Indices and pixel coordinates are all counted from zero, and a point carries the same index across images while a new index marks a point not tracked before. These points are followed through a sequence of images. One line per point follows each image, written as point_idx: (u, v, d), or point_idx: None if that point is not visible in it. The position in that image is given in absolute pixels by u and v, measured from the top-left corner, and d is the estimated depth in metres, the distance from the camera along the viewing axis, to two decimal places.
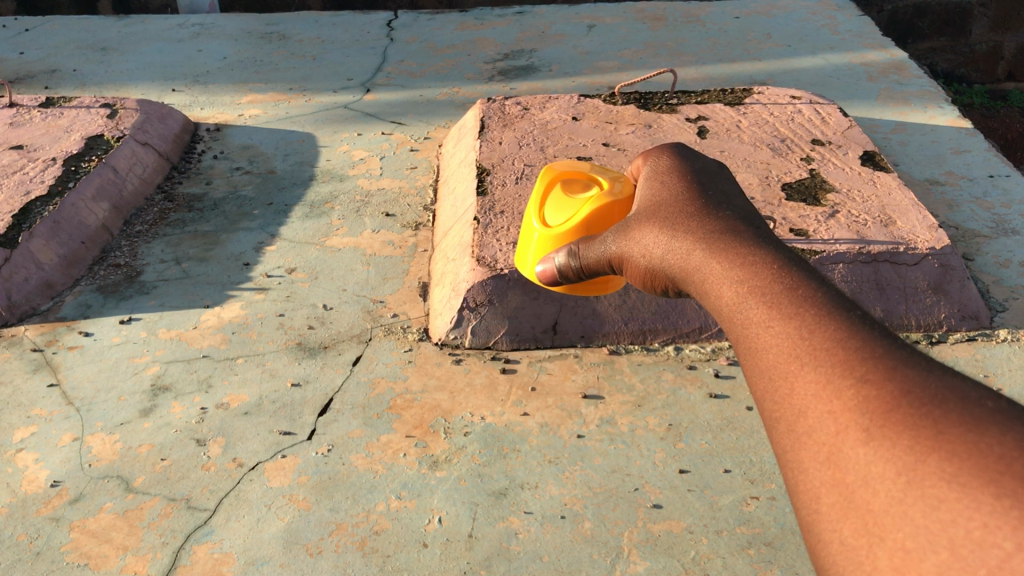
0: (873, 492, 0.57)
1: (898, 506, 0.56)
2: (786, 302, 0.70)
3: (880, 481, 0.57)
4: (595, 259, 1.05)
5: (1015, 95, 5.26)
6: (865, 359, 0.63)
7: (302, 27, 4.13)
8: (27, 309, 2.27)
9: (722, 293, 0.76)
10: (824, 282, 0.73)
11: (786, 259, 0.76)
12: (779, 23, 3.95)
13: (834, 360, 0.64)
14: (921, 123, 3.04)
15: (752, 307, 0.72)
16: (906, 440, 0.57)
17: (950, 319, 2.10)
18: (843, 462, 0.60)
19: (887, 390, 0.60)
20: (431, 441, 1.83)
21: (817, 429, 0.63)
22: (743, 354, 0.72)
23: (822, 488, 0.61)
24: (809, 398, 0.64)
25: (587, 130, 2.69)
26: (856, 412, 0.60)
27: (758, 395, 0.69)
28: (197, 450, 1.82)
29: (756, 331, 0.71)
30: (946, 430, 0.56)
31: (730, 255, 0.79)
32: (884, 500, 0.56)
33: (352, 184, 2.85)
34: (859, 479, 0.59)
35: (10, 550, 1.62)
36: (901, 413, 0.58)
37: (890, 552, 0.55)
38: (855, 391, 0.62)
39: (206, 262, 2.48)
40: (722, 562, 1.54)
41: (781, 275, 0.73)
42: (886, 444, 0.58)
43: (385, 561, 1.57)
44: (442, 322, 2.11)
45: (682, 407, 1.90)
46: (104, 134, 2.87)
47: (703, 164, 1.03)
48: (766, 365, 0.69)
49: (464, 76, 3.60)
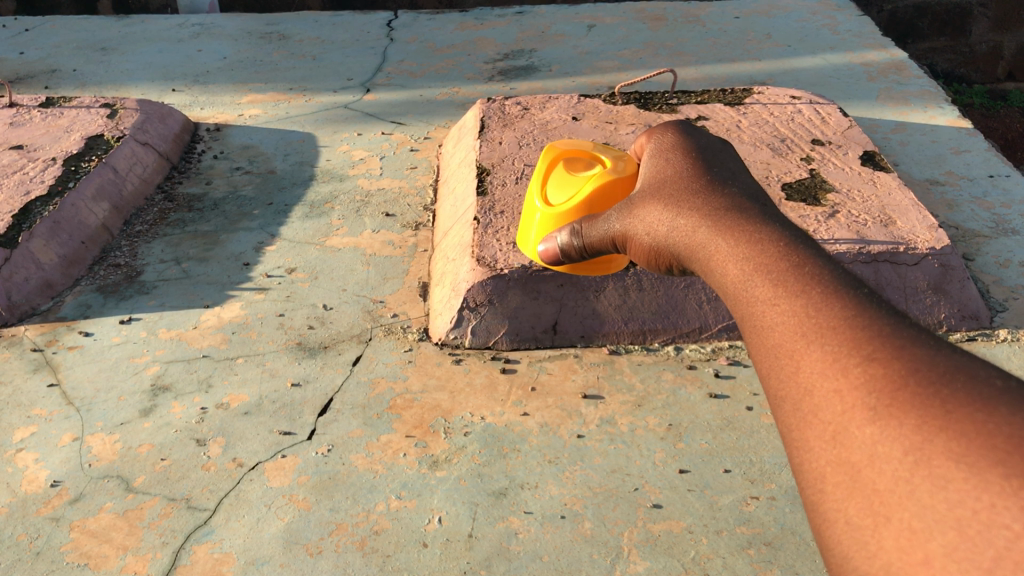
0: (878, 472, 0.57)
1: (905, 486, 0.55)
2: (793, 280, 0.70)
3: (886, 461, 0.57)
4: (599, 239, 1.05)
5: (1015, 95, 5.26)
6: (873, 337, 0.63)
7: (302, 27, 4.13)
8: (27, 309, 2.27)
9: (729, 272, 0.76)
10: (831, 259, 0.73)
11: (793, 237, 0.76)
12: (779, 23, 3.95)
13: (841, 338, 0.64)
14: (921, 123, 3.04)
15: (758, 285, 0.72)
16: (913, 419, 0.57)
17: (950, 319, 2.11)
18: (849, 441, 0.60)
19: (894, 368, 0.60)
20: (430, 441, 1.83)
21: (823, 407, 0.63)
22: (749, 332, 0.72)
23: (828, 467, 0.61)
24: (815, 376, 0.64)
25: (587, 130, 2.69)
26: (862, 391, 0.60)
27: (763, 372, 0.69)
28: (196, 450, 1.82)
29: (764, 309, 0.71)
30: (954, 410, 0.55)
31: (736, 234, 0.79)
32: (890, 480, 0.56)
33: (352, 184, 2.85)
34: (865, 458, 0.58)
35: (10, 550, 1.62)
36: (908, 391, 0.58)
37: (897, 532, 0.54)
38: (862, 368, 0.61)
39: (206, 262, 2.48)
40: (722, 562, 1.54)
41: (789, 254, 0.73)
42: (893, 422, 0.57)
43: (385, 561, 1.57)
44: (442, 323, 2.11)
45: (682, 407, 1.90)
46: (104, 134, 2.87)
47: (708, 142, 1.03)
48: (772, 342, 0.69)
49: (464, 76, 3.60)
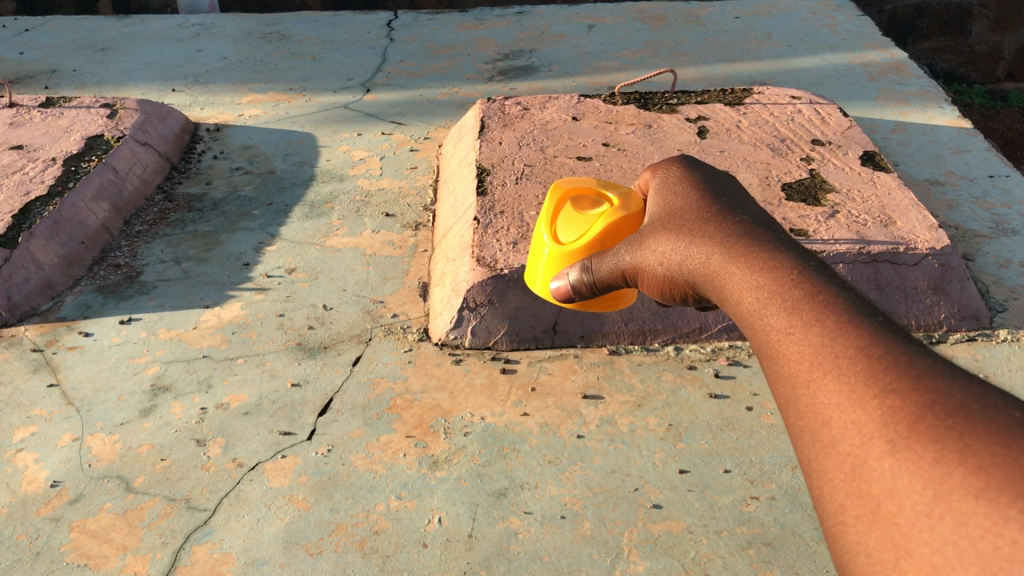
0: (898, 504, 0.56)
1: (925, 519, 0.54)
2: (808, 309, 0.69)
3: (907, 494, 0.56)
4: (609, 272, 1.02)
5: (1015, 95, 5.26)
6: (891, 371, 0.62)
7: (302, 27, 4.13)
8: (27, 310, 2.26)
9: (743, 300, 0.75)
10: (847, 287, 0.72)
11: (808, 264, 0.75)
12: (779, 23, 3.95)
13: (858, 369, 0.63)
14: (921, 123, 3.04)
15: (773, 314, 0.71)
16: (932, 452, 0.56)
17: (950, 319, 2.10)
18: (868, 474, 0.59)
19: (912, 400, 0.59)
20: (431, 441, 1.83)
21: (842, 439, 0.62)
22: (770, 365, 0.71)
23: (848, 501, 0.60)
24: (832, 408, 0.63)
25: (587, 131, 2.69)
26: (880, 424, 0.59)
27: (782, 403, 0.68)
28: (197, 450, 1.82)
29: (781, 339, 0.70)
30: (972, 442, 0.54)
31: (749, 261, 0.77)
32: (911, 515, 0.55)
33: (352, 184, 2.85)
34: (885, 492, 0.57)
35: (10, 550, 1.62)
36: (926, 423, 0.57)
37: (918, 565, 0.53)
38: (879, 401, 0.60)
39: (206, 262, 2.48)
40: (722, 562, 1.54)
41: (804, 281, 0.72)
42: (912, 455, 0.57)
43: (385, 561, 1.57)
44: (442, 322, 2.11)
45: (682, 408, 1.90)
46: (104, 134, 2.87)
47: (718, 172, 1.02)
48: (789, 374, 0.68)
49: (464, 76, 3.60)
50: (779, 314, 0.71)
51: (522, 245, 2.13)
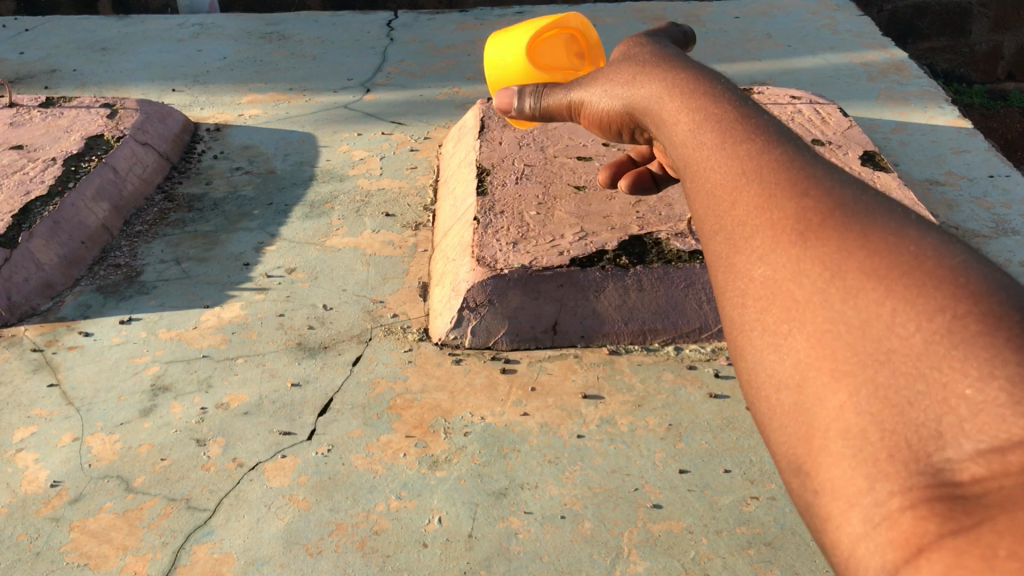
0: (791, 294, 0.59)
1: (818, 309, 0.56)
2: (740, 131, 0.70)
3: (803, 286, 0.58)
4: (558, 104, 1.15)
5: (1015, 95, 5.27)
6: (860, 243, 0.58)
7: (302, 27, 4.13)
8: (27, 310, 2.27)
9: (678, 128, 0.75)
10: (781, 124, 0.73)
11: (746, 101, 0.76)
12: (780, 23, 3.95)
13: (780, 182, 0.64)
14: (921, 123, 3.04)
15: (706, 135, 0.72)
16: (839, 255, 0.58)
17: None
18: (768, 267, 0.61)
19: (839, 215, 0.60)
20: (431, 441, 1.83)
21: (750, 236, 0.63)
22: (687, 179, 0.73)
23: (742, 293, 0.62)
24: (747, 207, 0.64)
25: (587, 131, 2.70)
26: (793, 225, 0.61)
27: (696, 209, 0.69)
28: (197, 450, 1.82)
29: (708, 154, 0.70)
30: (884, 255, 0.56)
31: (692, 97, 0.77)
32: (803, 304, 0.58)
33: (352, 184, 2.85)
34: (781, 283, 0.59)
35: (10, 550, 1.62)
36: (841, 233, 0.58)
37: (805, 341, 0.56)
38: (797, 208, 0.62)
39: (206, 262, 2.48)
40: (722, 562, 1.54)
41: (741, 111, 0.73)
42: (813, 251, 0.59)
43: (385, 561, 1.57)
44: (442, 323, 2.11)
45: (682, 407, 1.90)
46: (104, 134, 2.87)
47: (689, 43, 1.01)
48: (708, 183, 0.69)
49: (464, 76, 3.60)
50: (712, 133, 0.71)
51: (522, 245, 2.13)
